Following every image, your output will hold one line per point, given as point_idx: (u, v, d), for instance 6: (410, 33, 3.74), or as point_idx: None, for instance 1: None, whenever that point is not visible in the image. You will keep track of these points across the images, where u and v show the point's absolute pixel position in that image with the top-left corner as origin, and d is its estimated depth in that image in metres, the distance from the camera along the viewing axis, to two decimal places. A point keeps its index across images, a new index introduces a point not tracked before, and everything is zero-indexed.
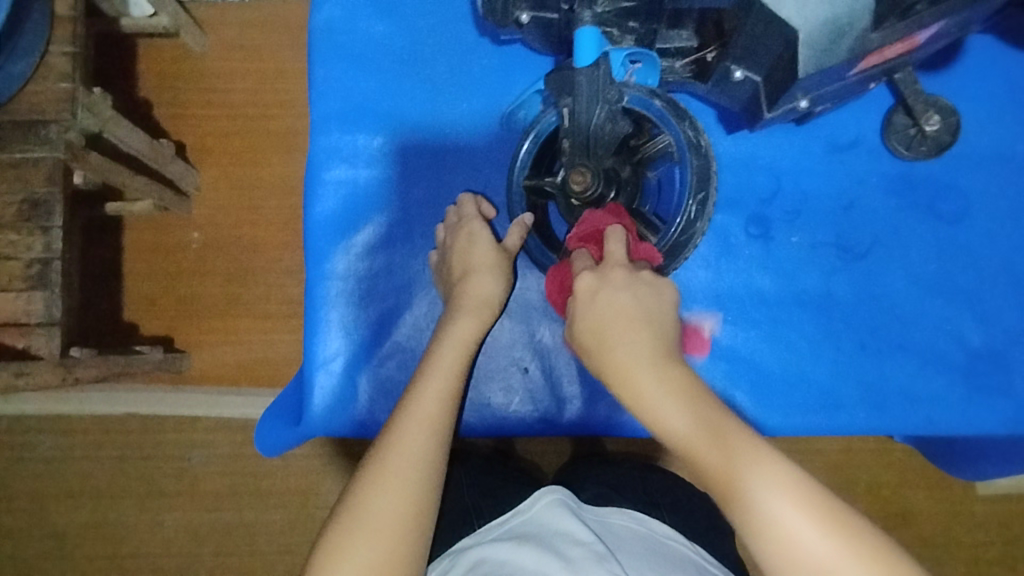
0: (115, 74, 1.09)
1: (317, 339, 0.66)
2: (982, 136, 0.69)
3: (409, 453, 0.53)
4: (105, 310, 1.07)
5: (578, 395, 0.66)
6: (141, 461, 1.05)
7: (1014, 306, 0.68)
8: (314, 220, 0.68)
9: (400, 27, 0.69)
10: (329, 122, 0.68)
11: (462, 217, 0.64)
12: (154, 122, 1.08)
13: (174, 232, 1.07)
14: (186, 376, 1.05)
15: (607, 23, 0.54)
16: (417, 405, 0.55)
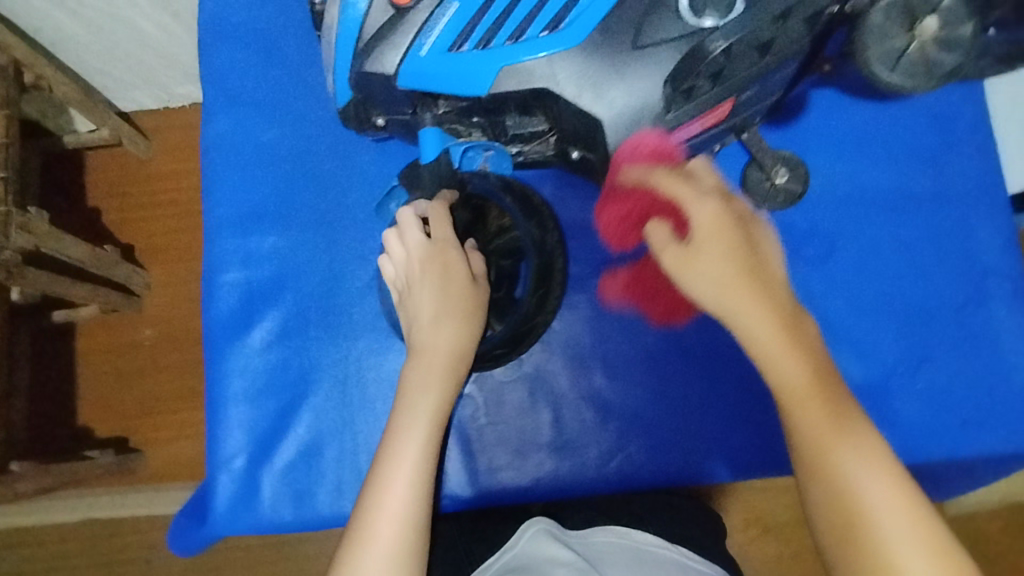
0: (64, 187, 1.14)
1: (219, 437, 0.69)
2: (845, 178, 0.73)
3: (391, 524, 0.52)
4: (62, 416, 1.08)
5: (482, 466, 0.68)
6: (103, 565, 1.05)
7: (890, 337, 0.71)
8: (212, 322, 0.71)
9: (292, 132, 0.73)
10: (223, 228, 0.72)
11: (436, 240, 0.61)
12: (104, 229, 1.13)
13: (125, 331, 1.09)
14: (143, 475, 1.06)
15: (449, 120, 0.59)
16: (393, 475, 0.54)
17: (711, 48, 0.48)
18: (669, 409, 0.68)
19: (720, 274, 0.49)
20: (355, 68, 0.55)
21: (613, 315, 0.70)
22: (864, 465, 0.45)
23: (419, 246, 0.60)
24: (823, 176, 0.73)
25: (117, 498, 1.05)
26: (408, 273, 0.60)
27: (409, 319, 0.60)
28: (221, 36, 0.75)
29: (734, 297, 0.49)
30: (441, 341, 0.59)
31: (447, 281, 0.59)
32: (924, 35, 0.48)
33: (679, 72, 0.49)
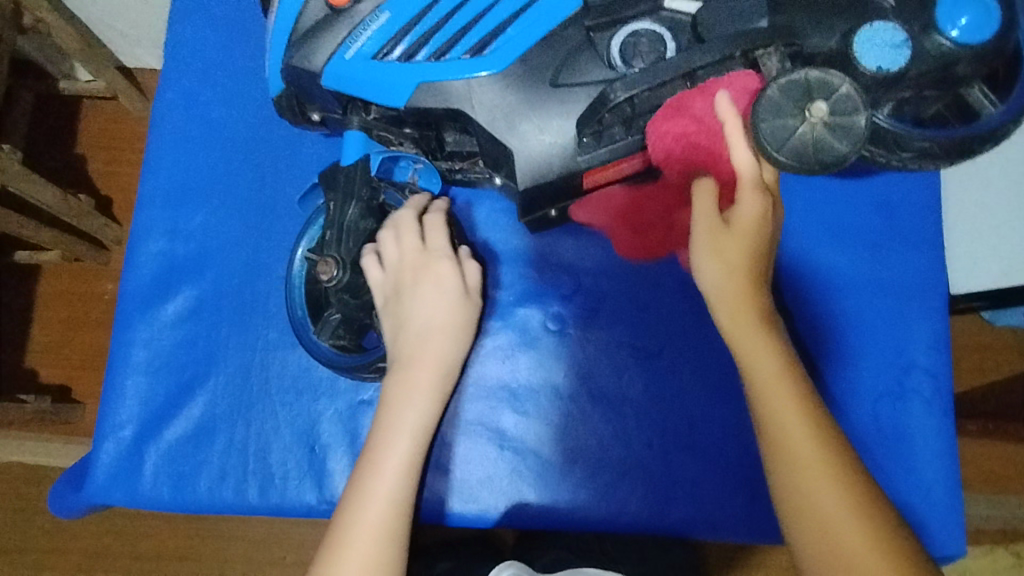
0: (53, 130, 1.14)
1: (112, 406, 0.68)
2: (800, 249, 0.72)
3: (378, 537, 0.50)
4: (9, 355, 1.08)
5: (470, 481, 0.68)
6: (21, 512, 1.03)
7: None
8: (129, 290, 0.71)
9: (254, 112, 0.73)
10: (156, 199, 0.72)
11: (428, 248, 0.57)
12: (85, 177, 1.12)
13: (88, 282, 1.10)
14: (77, 427, 1.05)
15: (377, 127, 0.58)
16: (377, 485, 0.52)
17: (610, 98, 0.48)
18: (569, 449, 0.69)
19: (731, 262, 0.49)
20: (285, 61, 0.54)
21: (529, 348, 0.71)
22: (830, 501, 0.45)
23: (416, 255, 0.57)
24: (783, 243, 0.72)
25: (47, 447, 1.04)
26: (400, 283, 0.57)
27: (393, 330, 0.57)
28: (199, 7, 0.74)
29: (736, 301, 0.49)
30: (430, 355, 0.56)
31: (438, 292, 0.57)
32: (816, 118, 0.41)
33: (586, 118, 0.50)
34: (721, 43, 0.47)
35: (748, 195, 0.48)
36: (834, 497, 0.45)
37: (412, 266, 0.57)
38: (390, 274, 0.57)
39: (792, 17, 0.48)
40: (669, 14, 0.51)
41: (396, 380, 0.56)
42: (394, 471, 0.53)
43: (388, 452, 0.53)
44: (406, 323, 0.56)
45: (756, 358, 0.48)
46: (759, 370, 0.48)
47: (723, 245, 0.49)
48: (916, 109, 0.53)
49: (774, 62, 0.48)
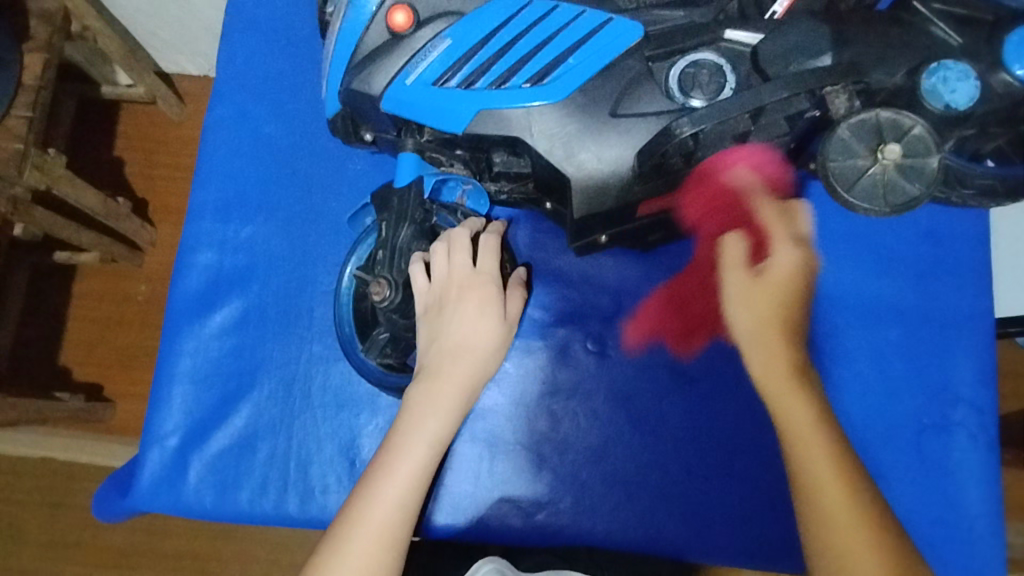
0: (95, 133, 1.16)
1: (158, 412, 0.70)
2: (841, 276, 0.72)
3: (374, 546, 0.50)
4: (44, 353, 1.10)
5: (487, 493, 0.69)
6: (52, 506, 1.06)
7: (845, 444, 0.69)
8: (176, 299, 0.72)
9: (298, 126, 0.74)
10: (204, 209, 0.73)
11: (479, 270, 0.57)
12: (125, 180, 1.14)
13: (123, 283, 1.12)
14: (109, 425, 1.07)
15: (431, 150, 0.58)
16: (387, 491, 0.52)
17: (676, 133, 0.48)
18: (606, 471, 0.69)
19: (762, 313, 0.52)
20: (344, 84, 0.55)
21: (566, 368, 0.71)
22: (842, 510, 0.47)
23: (467, 273, 0.56)
24: (823, 269, 0.72)
25: (79, 443, 1.06)
26: (444, 297, 0.56)
27: (428, 340, 0.56)
28: (247, 21, 0.76)
29: (767, 339, 0.52)
30: (458, 375, 0.55)
31: (483, 316, 0.56)
32: (888, 161, 0.40)
33: (646, 150, 0.50)
34: (791, 79, 0.46)
35: (782, 248, 0.53)
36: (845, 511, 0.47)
37: (460, 284, 0.56)
38: (437, 285, 0.56)
39: (856, 52, 0.47)
40: (728, 45, 0.51)
41: (423, 388, 0.54)
42: (405, 479, 0.52)
43: (399, 459, 0.53)
44: (446, 340, 0.55)
45: (793, 409, 0.50)
46: (795, 417, 0.50)
47: (755, 295, 0.52)
48: (975, 145, 0.52)
49: (842, 100, 0.47)
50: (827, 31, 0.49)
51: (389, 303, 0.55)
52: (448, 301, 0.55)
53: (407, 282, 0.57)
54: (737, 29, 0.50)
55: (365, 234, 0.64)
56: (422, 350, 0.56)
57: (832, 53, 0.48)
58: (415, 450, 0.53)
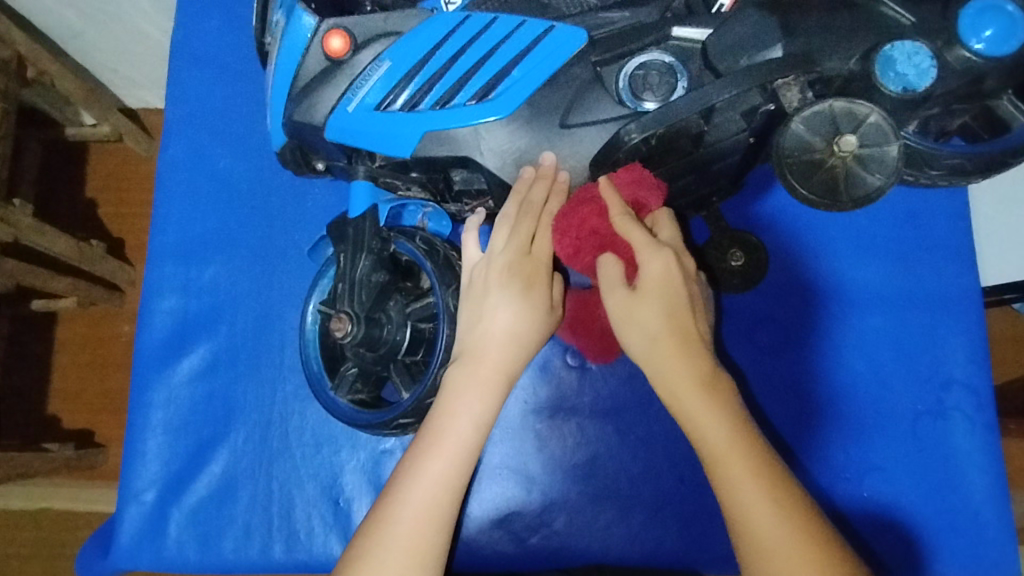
0: (63, 176, 1.13)
1: (133, 466, 0.68)
2: (823, 261, 0.70)
3: (413, 551, 0.46)
4: (32, 404, 1.08)
5: (500, 529, 0.66)
6: (54, 557, 1.04)
7: (841, 436, 0.67)
8: (143, 347, 0.70)
9: (259, 157, 0.72)
10: (166, 253, 0.71)
11: (531, 254, 0.51)
12: (96, 223, 1.12)
13: (105, 327, 1.09)
14: (102, 472, 1.05)
15: (386, 175, 0.55)
16: (417, 494, 0.48)
17: (625, 141, 0.46)
18: (597, 488, 0.67)
19: (654, 332, 0.46)
20: (287, 117, 0.53)
21: (549, 386, 0.69)
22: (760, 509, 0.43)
23: (515, 258, 0.51)
24: (805, 256, 0.70)
25: (75, 491, 1.04)
26: (488, 280, 0.51)
27: (469, 322, 0.51)
28: (200, 55, 0.74)
29: (668, 358, 0.46)
30: (501, 361, 0.51)
31: (527, 304, 0.51)
32: (845, 153, 0.38)
33: (596, 164, 0.49)
34: (740, 75, 0.43)
35: (648, 257, 0.47)
36: (762, 501, 0.43)
37: (505, 267, 0.51)
38: (482, 268, 0.52)
39: (806, 40, 0.46)
40: (676, 42, 0.49)
41: (463, 370, 0.51)
42: (439, 477, 0.48)
43: (429, 459, 0.49)
44: (488, 330, 0.51)
45: (699, 418, 0.45)
46: (707, 434, 0.45)
47: (639, 313, 0.47)
48: (941, 123, 0.51)
49: (795, 92, 0.44)
50: (775, 20, 0.46)
51: (351, 340, 0.52)
52: (492, 286, 0.51)
53: (371, 316, 0.54)
54: (683, 26, 0.49)
55: (325, 269, 0.61)
56: (462, 335, 0.52)
57: (782, 44, 0.46)
58: (447, 449, 0.49)
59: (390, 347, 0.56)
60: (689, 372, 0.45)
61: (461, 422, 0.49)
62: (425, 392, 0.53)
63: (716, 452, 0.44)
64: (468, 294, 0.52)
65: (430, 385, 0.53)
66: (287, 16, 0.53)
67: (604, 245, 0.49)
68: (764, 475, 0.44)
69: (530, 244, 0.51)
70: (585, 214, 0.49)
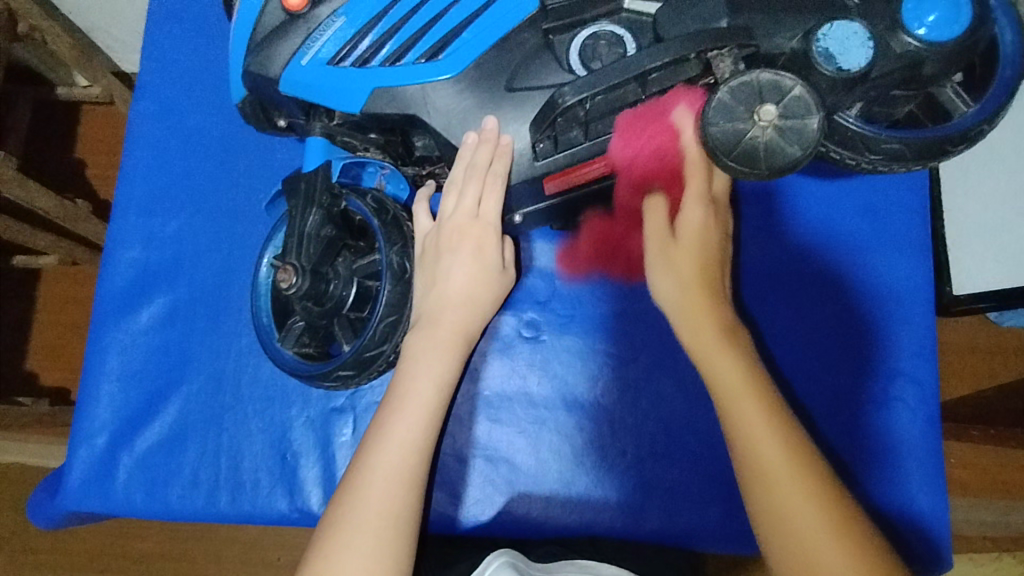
0: (52, 136, 1.15)
1: (86, 413, 0.68)
2: (777, 252, 0.70)
3: (388, 512, 0.49)
4: (7, 358, 1.09)
5: (441, 495, 0.67)
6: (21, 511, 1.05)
7: (787, 424, 0.68)
8: (102, 296, 0.71)
9: (228, 119, 0.73)
10: (132, 206, 0.72)
11: (480, 216, 0.54)
12: (84, 184, 1.14)
13: (84, 285, 1.11)
14: None
15: (342, 132, 0.56)
16: (383, 456, 0.50)
17: (559, 103, 0.46)
18: (542, 456, 0.68)
19: (684, 276, 0.53)
20: (244, 67, 0.54)
21: (501, 356, 0.70)
22: (774, 451, 0.47)
23: (465, 221, 0.54)
24: (761, 248, 0.70)
25: None
26: (441, 247, 0.55)
27: (424, 286, 0.55)
28: (180, 16, 0.75)
29: (694, 307, 0.53)
30: (455, 322, 0.55)
31: (478, 264, 0.56)
32: (766, 122, 0.39)
33: (538, 125, 0.49)
34: (676, 43, 0.45)
35: (692, 205, 0.53)
36: (774, 443, 0.48)
37: (457, 229, 0.54)
38: (433, 233, 0.56)
39: (750, 17, 0.47)
40: (628, 14, 0.51)
41: (422, 334, 0.55)
42: (404, 439, 0.51)
43: (397, 423, 0.52)
44: (443, 292, 0.55)
45: (715, 361, 0.51)
46: (720, 372, 0.51)
47: (677, 258, 0.54)
48: (886, 110, 0.51)
49: (728, 64, 0.46)
50: None
51: (295, 291, 0.53)
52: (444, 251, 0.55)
53: (318, 269, 0.55)
54: None
55: (278, 224, 0.62)
56: (418, 300, 0.56)
57: (727, 20, 0.47)
58: (410, 409, 0.52)
59: (336, 300, 0.57)
60: (711, 320, 0.52)
61: (424, 389, 0.53)
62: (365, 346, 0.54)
63: (730, 386, 0.50)
64: (421, 255, 0.56)
65: (371, 339, 0.54)
66: None
67: (662, 185, 0.54)
68: (774, 418, 0.49)
69: (476, 206, 0.53)
70: (656, 127, 0.50)
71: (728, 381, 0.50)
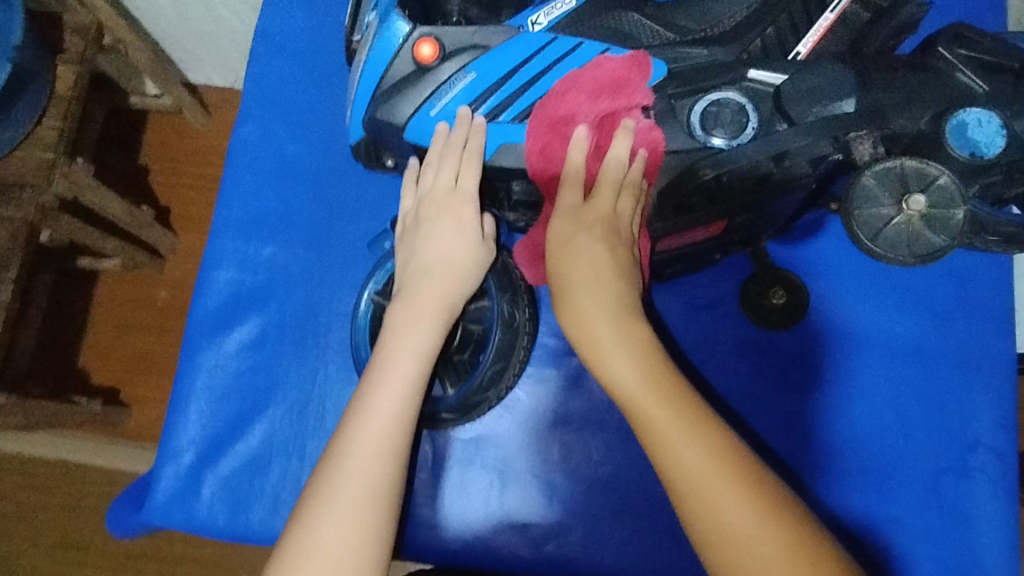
0: (121, 141, 1.17)
1: (174, 430, 0.70)
2: (860, 315, 0.70)
3: (371, 455, 0.48)
4: (64, 356, 1.11)
5: (511, 534, 0.68)
6: (66, 506, 1.07)
7: (865, 487, 0.67)
8: (196, 316, 0.73)
9: (319, 150, 0.75)
10: (228, 229, 0.74)
11: (456, 188, 0.55)
12: (148, 187, 1.16)
13: (143, 289, 1.13)
14: (123, 430, 1.08)
15: None
16: (373, 424, 0.49)
17: (698, 175, 0.49)
18: (616, 504, 0.68)
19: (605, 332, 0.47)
20: (368, 113, 0.56)
21: (578, 398, 0.70)
22: (663, 413, 0.44)
23: (443, 190, 0.55)
24: (841, 308, 0.71)
25: (93, 446, 1.07)
26: (423, 216, 0.56)
27: (407, 259, 0.55)
28: (278, 45, 0.77)
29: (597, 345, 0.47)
30: (438, 290, 0.53)
31: (456, 235, 0.55)
32: (913, 211, 0.40)
33: (666, 193, 0.51)
34: (815, 125, 0.47)
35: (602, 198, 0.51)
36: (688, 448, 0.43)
37: (436, 201, 0.56)
38: (417, 202, 0.56)
39: (878, 98, 0.48)
40: (751, 84, 0.51)
41: (400, 310, 0.53)
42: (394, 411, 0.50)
43: (391, 369, 0.51)
44: (421, 263, 0.55)
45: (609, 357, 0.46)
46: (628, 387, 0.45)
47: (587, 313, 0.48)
48: (1003, 189, 0.50)
49: (866, 146, 0.47)
50: (851, 75, 0.49)
51: None
52: (425, 223, 0.55)
53: None
54: (760, 69, 0.51)
55: (382, 259, 0.64)
56: (401, 272, 0.56)
57: (855, 98, 0.48)
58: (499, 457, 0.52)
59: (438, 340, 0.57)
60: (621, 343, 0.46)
61: (411, 339, 0.52)
62: (472, 390, 0.57)
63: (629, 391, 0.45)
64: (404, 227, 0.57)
65: (477, 384, 0.56)
66: (380, 20, 0.55)
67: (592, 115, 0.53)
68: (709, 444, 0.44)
69: (454, 181, 0.55)
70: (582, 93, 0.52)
71: (647, 406, 0.45)
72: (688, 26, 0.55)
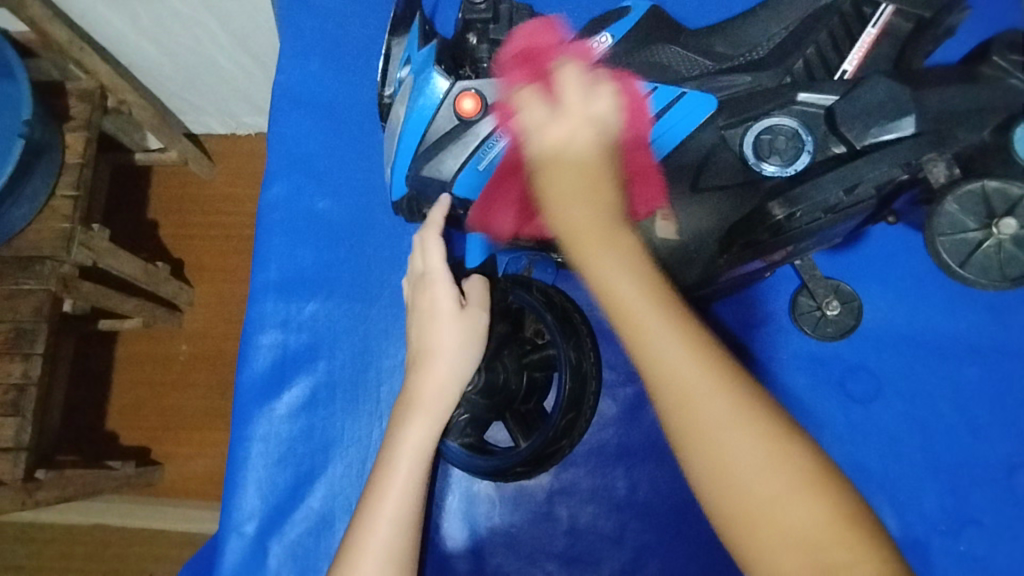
0: (128, 196, 1.15)
1: (233, 501, 0.69)
2: (913, 317, 0.70)
3: (380, 554, 0.49)
4: (91, 420, 1.09)
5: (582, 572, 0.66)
6: (109, 571, 1.05)
7: (935, 489, 0.66)
8: (245, 382, 0.72)
9: (350, 202, 0.74)
10: (268, 291, 0.73)
11: (427, 271, 0.55)
12: (159, 242, 1.13)
13: (164, 343, 1.11)
14: (159, 489, 1.06)
15: None
16: (380, 522, 0.50)
17: (770, 215, 0.47)
18: (686, 531, 0.66)
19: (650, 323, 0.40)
20: (412, 170, 0.56)
21: (637, 428, 0.69)
22: (719, 414, 0.38)
23: (417, 279, 0.56)
24: (892, 311, 0.70)
25: (129, 508, 1.05)
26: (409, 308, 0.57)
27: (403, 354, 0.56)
28: (296, 99, 0.76)
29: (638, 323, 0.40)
30: (426, 374, 0.53)
31: (432, 315, 0.54)
32: (1004, 234, 0.40)
33: (736, 227, 0.50)
34: (889, 152, 0.46)
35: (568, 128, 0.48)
36: (749, 453, 0.37)
37: (414, 289, 0.56)
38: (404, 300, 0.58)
39: (938, 112, 0.47)
40: (801, 107, 0.51)
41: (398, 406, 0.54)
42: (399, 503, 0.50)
43: (391, 467, 0.51)
44: (411, 353, 0.55)
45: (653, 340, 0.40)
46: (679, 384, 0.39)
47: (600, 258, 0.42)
48: None
49: (940, 169, 0.46)
50: (906, 89, 0.47)
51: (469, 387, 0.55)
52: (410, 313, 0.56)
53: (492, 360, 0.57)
54: (810, 91, 0.50)
55: None
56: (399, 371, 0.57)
57: (915, 115, 0.47)
58: None
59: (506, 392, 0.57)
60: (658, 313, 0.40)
61: (406, 436, 0.51)
62: (546, 442, 0.56)
63: (677, 384, 0.38)
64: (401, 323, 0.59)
65: (550, 435, 0.56)
66: (415, 76, 0.55)
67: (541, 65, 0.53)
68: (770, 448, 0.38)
69: (422, 263, 0.56)
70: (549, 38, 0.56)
71: (693, 406, 0.38)
72: (725, 53, 0.56)
